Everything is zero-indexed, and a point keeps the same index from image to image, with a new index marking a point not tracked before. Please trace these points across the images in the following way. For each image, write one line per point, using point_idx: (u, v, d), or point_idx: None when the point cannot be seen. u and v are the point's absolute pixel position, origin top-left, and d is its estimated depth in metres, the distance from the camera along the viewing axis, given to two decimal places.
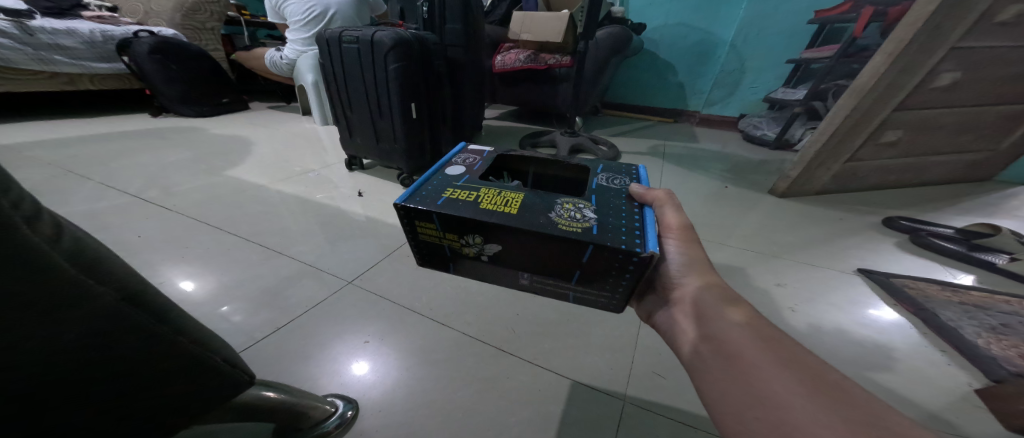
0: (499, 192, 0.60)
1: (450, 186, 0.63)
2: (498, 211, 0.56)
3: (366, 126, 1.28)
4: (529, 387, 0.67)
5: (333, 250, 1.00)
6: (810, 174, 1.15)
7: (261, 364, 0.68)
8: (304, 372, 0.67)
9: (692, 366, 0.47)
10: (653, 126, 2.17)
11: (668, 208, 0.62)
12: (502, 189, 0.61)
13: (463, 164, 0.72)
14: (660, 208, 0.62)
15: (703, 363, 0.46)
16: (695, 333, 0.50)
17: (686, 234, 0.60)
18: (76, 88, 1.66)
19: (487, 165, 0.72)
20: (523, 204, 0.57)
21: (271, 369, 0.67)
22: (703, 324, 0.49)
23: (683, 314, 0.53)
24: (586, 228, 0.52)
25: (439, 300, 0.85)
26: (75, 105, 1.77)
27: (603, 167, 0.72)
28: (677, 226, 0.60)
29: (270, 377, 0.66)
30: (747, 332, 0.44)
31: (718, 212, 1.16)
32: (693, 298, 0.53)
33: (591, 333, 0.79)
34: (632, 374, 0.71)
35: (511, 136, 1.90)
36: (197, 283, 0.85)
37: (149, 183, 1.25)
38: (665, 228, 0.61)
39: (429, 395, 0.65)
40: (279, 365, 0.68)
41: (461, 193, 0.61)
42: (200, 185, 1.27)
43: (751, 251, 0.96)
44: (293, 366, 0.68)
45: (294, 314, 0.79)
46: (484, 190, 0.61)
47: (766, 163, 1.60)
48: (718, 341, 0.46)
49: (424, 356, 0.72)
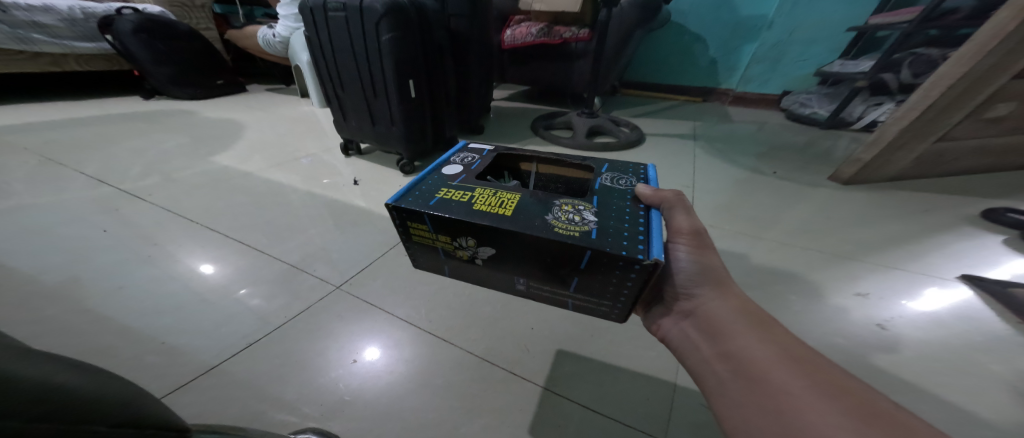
0: (494, 191, 0.49)
1: (444, 185, 0.51)
2: (490, 212, 0.44)
3: (360, 107, 1.13)
4: (546, 424, 0.53)
5: (322, 246, 0.87)
6: (888, 156, 0.98)
7: (225, 387, 0.56)
8: (275, 399, 0.55)
9: (708, 391, 0.38)
10: (681, 106, 1.96)
11: (679, 212, 0.47)
12: (498, 188, 0.49)
13: (461, 163, 0.59)
14: (669, 211, 0.47)
15: (719, 386, 0.37)
16: (711, 352, 0.40)
17: (699, 239, 0.47)
18: (61, 69, 1.56)
19: (485, 165, 0.59)
20: (519, 206, 0.45)
21: (236, 396, 0.55)
22: (717, 340, 0.40)
23: (695, 329, 0.43)
24: (582, 231, 0.41)
25: (442, 309, 0.72)
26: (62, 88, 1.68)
27: (609, 165, 0.57)
28: (688, 231, 0.47)
29: (237, 407, 0.53)
30: (779, 354, 0.35)
31: (771, 203, 0.98)
32: (706, 309, 0.43)
33: (622, 352, 0.64)
34: (674, 407, 0.55)
35: (524, 118, 1.72)
36: (160, 282, 0.74)
37: (145, 170, 1.15)
38: (673, 233, 0.47)
39: (426, 433, 0.52)
40: (247, 392, 0.55)
41: (455, 193, 0.49)
42: (187, 172, 1.16)
43: (820, 251, 0.79)
44: (265, 391, 0.56)
45: (272, 324, 0.67)
46: (479, 189, 0.49)
47: (818, 146, 1.39)
48: (740, 362, 0.36)
49: (422, 380, 0.59)
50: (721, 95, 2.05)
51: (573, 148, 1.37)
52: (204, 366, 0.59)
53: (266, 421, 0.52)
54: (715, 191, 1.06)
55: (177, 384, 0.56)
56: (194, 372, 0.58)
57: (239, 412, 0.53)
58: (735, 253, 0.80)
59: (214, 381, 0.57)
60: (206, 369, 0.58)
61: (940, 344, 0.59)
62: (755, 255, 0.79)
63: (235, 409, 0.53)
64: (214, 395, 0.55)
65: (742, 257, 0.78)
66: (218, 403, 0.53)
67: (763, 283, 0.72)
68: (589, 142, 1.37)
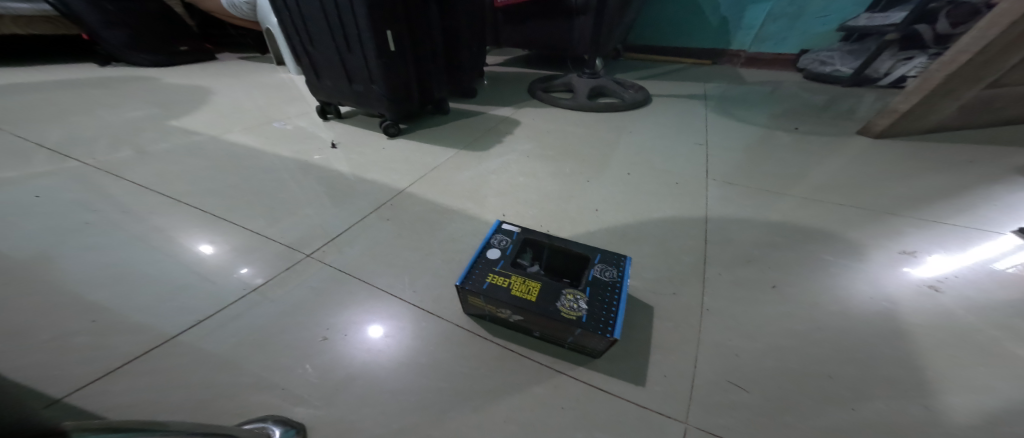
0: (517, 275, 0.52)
1: (489, 269, 0.53)
2: (520, 298, 0.49)
3: (333, 62, 1.00)
4: (549, 404, 0.46)
5: (293, 212, 0.76)
6: (927, 108, 0.93)
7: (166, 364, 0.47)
8: (221, 386, 0.45)
9: None
10: (689, 69, 1.83)
11: None
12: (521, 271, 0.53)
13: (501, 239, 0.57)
14: None
15: None
16: None
17: None
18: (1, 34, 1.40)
19: (517, 246, 0.56)
20: (546, 295, 0.49)
21: (178, 383, 0.44)
22: None
23: None
24: (574, 315, 0.46)
25: (428, 279, 0.63)
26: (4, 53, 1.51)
27: (600, 254, 0.55)
28: None
29: (178, 395, 0.43)
30: None
31: (794, 163, 0.89)
32: None
33: (634, 321, 0.55)
34: (696, 384, 0.47)
35: (519, 82, 1.59)
36: (97, 248, 0.63)
37: (113, 140, 1.02)
38: None
39: (411, 419, 0.44)
40: (191, 377, 0.45)
41: (499, 278, 0.51)
42: (161, 144, 1.02)
43: (854, 206, 0.72)
44: (211, 376, 0.46)
45: (227, 299, 0.56)
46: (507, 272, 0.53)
47: (839, 105, 1.28)
48: None
49: (406, 359, 0.50)
50: (731, 56, 1.91)
51: (572, 109, 1.27)
52: (139, 348, 0.48)
53: (213, 410, 0.42)
54: (731, 153, 0.97)
55: (105, 369, 0.45)
56: (126, 355, 0.47)
57: (180, 400, 0.43)
58: (759, 217, 0.72)
59: (153, 364, 0.46)
60: (146, 351, 0.48)
61: (1002, 306, 0.52)
62: (779, 217, 0.71)
63: (175, 396, 0.43)
64: (148, 382, 0.44)
65: (766, 222, 0.70)
66: (152, 391, 0.43)
67: (793, 245, 0.65)
68: (590, 102, 1.27)
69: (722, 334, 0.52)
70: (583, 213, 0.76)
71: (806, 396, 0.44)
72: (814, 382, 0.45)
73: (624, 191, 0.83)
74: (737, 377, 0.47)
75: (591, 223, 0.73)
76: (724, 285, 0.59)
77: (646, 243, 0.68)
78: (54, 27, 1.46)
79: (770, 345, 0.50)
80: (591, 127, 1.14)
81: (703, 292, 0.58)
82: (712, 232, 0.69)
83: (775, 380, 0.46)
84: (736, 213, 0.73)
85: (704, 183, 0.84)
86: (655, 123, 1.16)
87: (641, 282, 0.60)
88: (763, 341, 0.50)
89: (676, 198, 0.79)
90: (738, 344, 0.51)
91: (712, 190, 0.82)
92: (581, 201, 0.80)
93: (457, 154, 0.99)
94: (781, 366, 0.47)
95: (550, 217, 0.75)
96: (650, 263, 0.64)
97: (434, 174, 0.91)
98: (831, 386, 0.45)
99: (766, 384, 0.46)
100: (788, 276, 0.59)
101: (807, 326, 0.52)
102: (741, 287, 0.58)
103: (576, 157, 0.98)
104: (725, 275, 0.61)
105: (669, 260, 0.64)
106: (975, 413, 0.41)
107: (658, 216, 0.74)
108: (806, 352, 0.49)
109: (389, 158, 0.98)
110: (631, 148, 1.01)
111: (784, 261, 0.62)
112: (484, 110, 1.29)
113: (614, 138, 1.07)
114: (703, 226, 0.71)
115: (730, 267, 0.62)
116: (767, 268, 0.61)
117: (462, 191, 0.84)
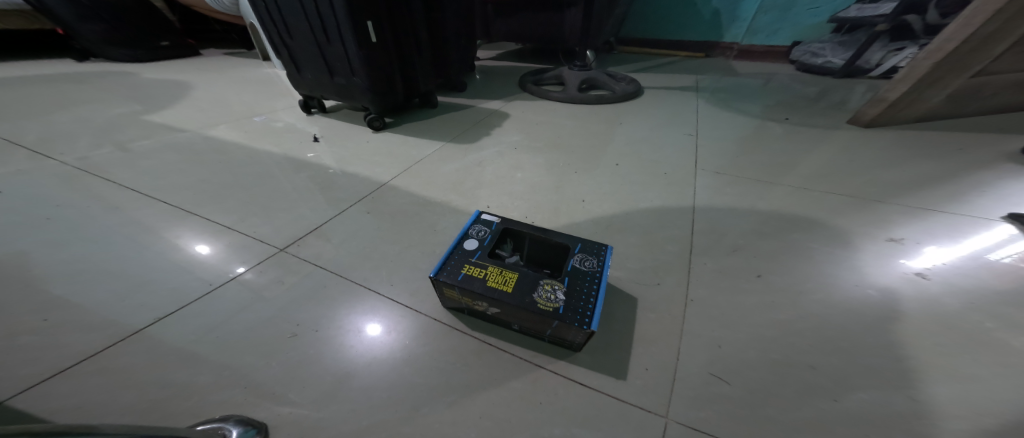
0: (497, 266, 0.50)
1: (465, 259, 0.51)
2: (496, 290, 0.47)
3: (313, 54, 0.98)
4: (525, 399, 0.44)
5: (270, 206, 0.74)
6: (915, 96, 0.92)
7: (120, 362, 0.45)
8: (178, 386, 0.43)
9: None
10: (681, 62, 1.81)
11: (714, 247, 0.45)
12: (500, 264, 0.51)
13: (479, 231, 0.55)
14: None
15: None
16: None
17: None
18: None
19: (496, 237, 0.54)
20: (524, 284, 0.47)
21: (132, 383, 0.42)
22: None
23: None
24: (550, 307, 0.45)
25: (406, 272, 0.61)
26: None
27: (580, 244, 0.53)
28: None
29: (130, 396, 0.41)
30: None
31: (784, 153, 0.88)
32: None
33: (616, 313, 0.53)
34: (677, 376, 0.45)
35: (510, 76, 1.57)
36: (54, 244, 0.61)
37: (97, 138, 0.99)
38: None
39: (379, 416, 0.42)
40: (146, 377, 0.43)
41: (475, 269, 0.49)
42: (144, 140, 0.99)
43: (842, 193, 0.71)
44: (167, 375, 0.43)
45: (191, 295, 0.54)
46: (487, 265, 0.50)
47: (830, 96, 1.28)
48: None
49: (378, 355, 0.48)
50: (724, 49, 1.90)
51: (562, 101, 1.25)
52: (92, 347, 0.45)
53: (167, 411, 0.40)
54: (721, 143, 0.95)
55: (53, 370, 0.43)
56: (78, 354, 0.45)
57: (132, 401, 0.40)
58: (746, 207, 0.70)
59: (106, 364, 0.44)
60: (99, 349, 0.45)
61: (988, 294, 0.51)
62: (766, 206, 0.70)
63: (126, 398, 0.41)
64: (100, 383, 0.42)
65: (753, 212, 0.69)
66: (102, 392, 0.41)
67: (780, 233, 0.64)
68: (580, 94, 1.25)
69: (705, 325, 0.50)
70: (569, 204, 0.74)
71: (788, 387, 0.43)
72: (797, 373, 0.44)
73: (611, 182, 0.81)
74: (719, 369, 0.45)
75: (576, 213, 0.72)
76: (709, 275, 0.58)
77: (631, 234, 0.66)
78: (28, 21, 1.42)
79: (754, 336, 0.48)
80: (580, 119, 1.13)
81: (687, 282, 0.57)
82: (698, 222, 0.68)
83: (758, 371, 0.45)
84: (723, 203, 0.72)
85: (692, 173, 0.83)
86: (645, 115, 1.15)
87: (624, 273, 0.59)
88: (747, 332, 0.49)
89: (663, 189, 0.78)
90: (722, 334, 0.49)
91: (700, 180, 0.80)
92: (567, 192, 0.78)
93: (443, 146, 0.97)
94: (765, 357, 0.46)
95: (535, 209, 0.73)
96: (635, 253, 0.62)
97: (418, 166, 0.89)
98: (814, 376, 0.44)
99: (749, 375, 0.44)
100: (773, 265, 0.58)
101: (792, 316, 0.50)
102: (727, 276, 0.57)
103: (564, 148, 0.96)
104: (710, 265, 0.59)
105: (654, 251, 0.62)
106: (961, 402, 0.40)
107: (644, 206, 0.73)
108: (790, 342, 0.47)
109: (372, 150, 0.95)
110: (620, 140, 1.00)
111: (770, 250, 0.60)
112: (472, 103, 1.26)
113: (603, 130, 1.06)
114: (689, 216, 0.70)
115: (716, 256, 0.60)
116: (753, 257, 0.60)
117: (446, 183, 0.82)
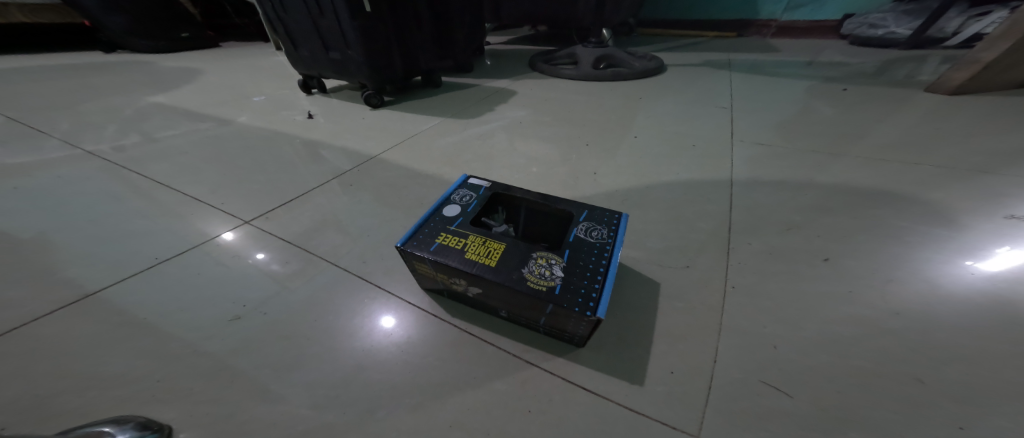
0: (480, 236, 0.40)
1: (442, 227, 0.41)
2: (475, 263, 0.37)
3: (308, 29, 0.93)
4: (508, 405, 0.34)
5: (249, 181, 0.70)
6: (1017, 57, 0.76)
7: (32, 341, 0.40)
8: (85, 376, 0.36)
9: None
10: (709, 42, 1.67)
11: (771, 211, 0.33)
12: (484, 233, 0.40)
13: (462, 199, 0.45)
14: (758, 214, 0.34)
15: None
16: None
17: None
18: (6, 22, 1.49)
19: (482, 203, 0.45)
20: (511, 257, 0.37)
21: (27, 372, 0.36)
22: None
23: None
24: (544, 286, 0.34)
25: (386, 249, 0.53)
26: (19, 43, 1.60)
27: (587, 211, 0.42)
28: None
29: (18, 388, 0.35)
30: None
31: (839, 124, 0.74)
32: None
33: (631, 300, 0.42)
34: (715, 384, 0.33)
35: (521, 58, 1.49)
36: (18, 217, 0.59)
37: (122, 128, 0.92)
38: None
39: (320, 418, 0.33)
40: (47, 366, 0.37)
41: (452, 239, 0.40)
42: (172, 131, 0.91)
43: (923, 165, 0.57)
44: (76, 363, 0.37)
45: (129, 271, 0.50)
46: (468, 235, 0.40)
47: (891, 68, 1.10)
48: None
49: (333, 344, 0.40)
50: (760, 27, 1.72)
51: (575, 79, 1.16)
52: (9, 326, 0.41)
53: (60, 405, 0.34)
54: (760, 115, 0.82)
55: None
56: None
57: (18, 393, 0.35)
58: (798, 182, 0.58)
59: (6, 348, 0.39)
60: (4, 331, 0.41)
61: None
62: (824, 180, 0.57)
63: (11, 390, 0.35)
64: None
65: (809, 186, 0.56)
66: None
67: (848, 210, 0.51)
68: (595, 71, 1.15)
69: (753, 319, 0.39)
70: (577, 177, 0.64)
71: (881, 406, 0.30)
72: (894, 387, 0.31)
73: (628, 155, 0.71)
74: (775, 376, 0.33)
75: (584, 187, 0.61)
76: (755, 257, 0.46)
77: (651, 209, 0.55)
78: (59, 15, 1.55)
79: (824, 334, 0.36)
80: (595, 94, 1.02)
81: (725, 265, 0.45)
82: (737, 197, 0.56)
83: (834, 382, 0.32)
84: (768, 176, 0.60)
85: (727, 145, 0.71)
86: (669, 90, 1.03)
87: (643, 254, 0.48)
88: (812, 329, 0.37)
89: (691, 161, 0.66)
90: (777, 331, 0.37)
91: (738, 152, 0.68)
92: (576, 165, 0.68)
93: (442, 121, 0.89)
94: (841, 363, 0.34)
95: (537, 182, 0.64)
96: (657, 231, 0.51)
97: (412, 140, 0.82)
98: (921, 392, 0.31)
99: (821, 387, 0.32)
100: (841, 247, 0.45)
101: (876, 310, 0.38)
102: (779, 259, 0.45)
103: (575, 122, 0.86)
104: (757, 245, 0.47)
105: (681, 228, 0.51)
106: None
107: (668, 180, 0.62)
108: (878, 343, 0.35)
109: (367, 127, 0.89)
110: (640, 113, 0.88)
111: (836, 230, 0.48)
112: (478, 82, 1.19)
113: (620, 104, 0.95)
114: (725, 191, 0.58)
115: (763, 236, 0.48)
116: (814, 238, 0.47)
117: (439, 157, 0.74)
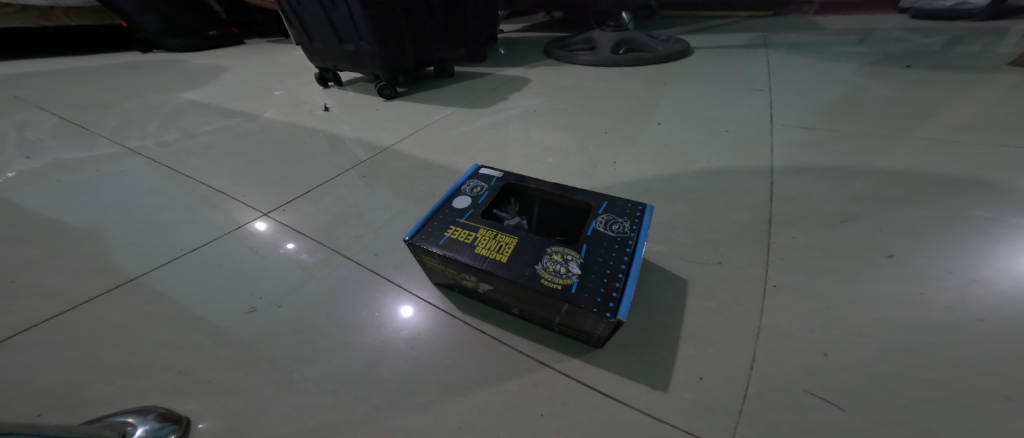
0: (491, 232, 0.37)
1: (452, 220, 0.39)
2: (486, 258, 0.35)
3: (321, 21, 0.92)
4: (520, 408, 0.32)
5: (268, 173, 0.71)
6: None
7: (63, 330, 0.41)
8: (112, 365, 0.37)
9: None
10: (741, 22, 1.55)
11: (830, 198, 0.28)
12: (495, 229, 0.37)
13: (473, 192, 0.43)
14: None
15: None
16: None
17: None
18: (53, 24, 1.54)
19: (494, 194, 0.42)
20: (524, 252, 0.35)
21: (61, 360, 0.38)
22: None
23: None
24: (559, 284, 0.32)
25: (398, 241, 0.52)
26: (65, 46, 1.70)
27: (606, 202, 0.39)
28: None
29: (51, 375, 0.36)
30: None
31: (896, 105, 0.66)
32: None
33: (656, 298, 0.39)
34: (752, 392, 0.30)
35: (537, 46, 1.44)
36: (57, 209, 0.61)
37: (161, 124, 0.96)
38: None
39: (329, 417, 0.32)
40: (78, 355, 0.38)
41: (462, 233, 0.37)
42: (206, 126, 0.93)
43: (1003, 148, 0.50)
44: (103, 353, 0.38)
45: (156, 261, 0.51)
46: (480, 230, 0.37)
47: (960, 43, 0.98)
48: None
49: (343, 339, 0.39)
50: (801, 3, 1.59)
51: (593, 65, 1.10)
52: (42, 316, 0.42)
53: (87, 394, 0.34)
54: (802, 97, 0.75)
55: None
56: (27, 323, 0.42)
57: (52, 381, 0.36)
58: (852, 168, 0.52)
59: (41, 337, 0.40)
60: (43, 319, 0.42)
61: None
62: (883, 166, 0.51)
63: (46, 377, 0.36)
64: (27, 358, 0.38)
65: (863, 173, 0.50)
66: (29, 369, 0.37)
67: (915, 200, 0.45)
68: (615, 56, 1.09)
69: (798, 321, 0.34)
70: (596, 166, 0.61)
71: (960, 425, 0.26)
72: (974, 404, 0.27)
73: (652, 142, 0.66)
74: (825, 386, 0.29)
75: (603, 177, 0.58)
76: (800, 252, 0.41)
77: (678, 200, 0.51)
78: (99, 17, 1.63)
79: (885, 341, 0.32)
80: (616, 80, 0.97)
81: (764, 262, 0.40)
82: (778, 187, 0.51)
83: (899, 396, 0.28)
84: (815, 163, 0.54)
85: (764, 130, 0.64)
86: (697, 73, 0.96)
87: (669, 248, 0.44)
88: (871, 335, 0.32)
89: (724, 148, 0.61)
90: (828, 336, 0.33)
91: (777, 137, 0.62)
92: (594, 153, 0.64)
93: (455, 111, 0.87)
94: (907, 374, 0.29)
95: (553, 172, 0.60)
96: (684, 222, 0.47)
97: (426, 130, 0.80)
98: (1012, 412, 0.26)
99: (881, 401, 0.28)
100: (908, 241, 0.40)
101: (953, 315, 0.32)
102: (828, 255, 0.40)
103: (594, 109, 0.81)
104: (803, 239, 0.42)
105: (713, 221, 0.47)
106: None
107: (698, 168, 0.57)
108: (954, 353, 0.30)
109: (381, 118, 0.89)
110: (665, 98, 0.83)
111: (900, 223, 0.42)
112: (493, 70, 1.16)
113: (643, 89, 0.89)
114: (763, 180, 0.52)
115: (810, 228, 0.43)
116: (870, 232, 0.42)
117: (453, 147, 0.73)
